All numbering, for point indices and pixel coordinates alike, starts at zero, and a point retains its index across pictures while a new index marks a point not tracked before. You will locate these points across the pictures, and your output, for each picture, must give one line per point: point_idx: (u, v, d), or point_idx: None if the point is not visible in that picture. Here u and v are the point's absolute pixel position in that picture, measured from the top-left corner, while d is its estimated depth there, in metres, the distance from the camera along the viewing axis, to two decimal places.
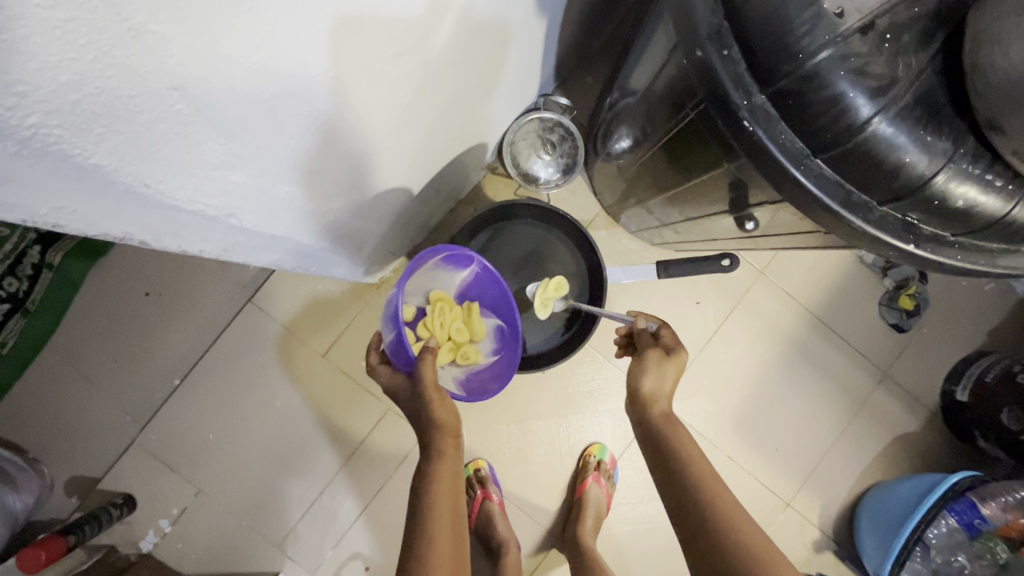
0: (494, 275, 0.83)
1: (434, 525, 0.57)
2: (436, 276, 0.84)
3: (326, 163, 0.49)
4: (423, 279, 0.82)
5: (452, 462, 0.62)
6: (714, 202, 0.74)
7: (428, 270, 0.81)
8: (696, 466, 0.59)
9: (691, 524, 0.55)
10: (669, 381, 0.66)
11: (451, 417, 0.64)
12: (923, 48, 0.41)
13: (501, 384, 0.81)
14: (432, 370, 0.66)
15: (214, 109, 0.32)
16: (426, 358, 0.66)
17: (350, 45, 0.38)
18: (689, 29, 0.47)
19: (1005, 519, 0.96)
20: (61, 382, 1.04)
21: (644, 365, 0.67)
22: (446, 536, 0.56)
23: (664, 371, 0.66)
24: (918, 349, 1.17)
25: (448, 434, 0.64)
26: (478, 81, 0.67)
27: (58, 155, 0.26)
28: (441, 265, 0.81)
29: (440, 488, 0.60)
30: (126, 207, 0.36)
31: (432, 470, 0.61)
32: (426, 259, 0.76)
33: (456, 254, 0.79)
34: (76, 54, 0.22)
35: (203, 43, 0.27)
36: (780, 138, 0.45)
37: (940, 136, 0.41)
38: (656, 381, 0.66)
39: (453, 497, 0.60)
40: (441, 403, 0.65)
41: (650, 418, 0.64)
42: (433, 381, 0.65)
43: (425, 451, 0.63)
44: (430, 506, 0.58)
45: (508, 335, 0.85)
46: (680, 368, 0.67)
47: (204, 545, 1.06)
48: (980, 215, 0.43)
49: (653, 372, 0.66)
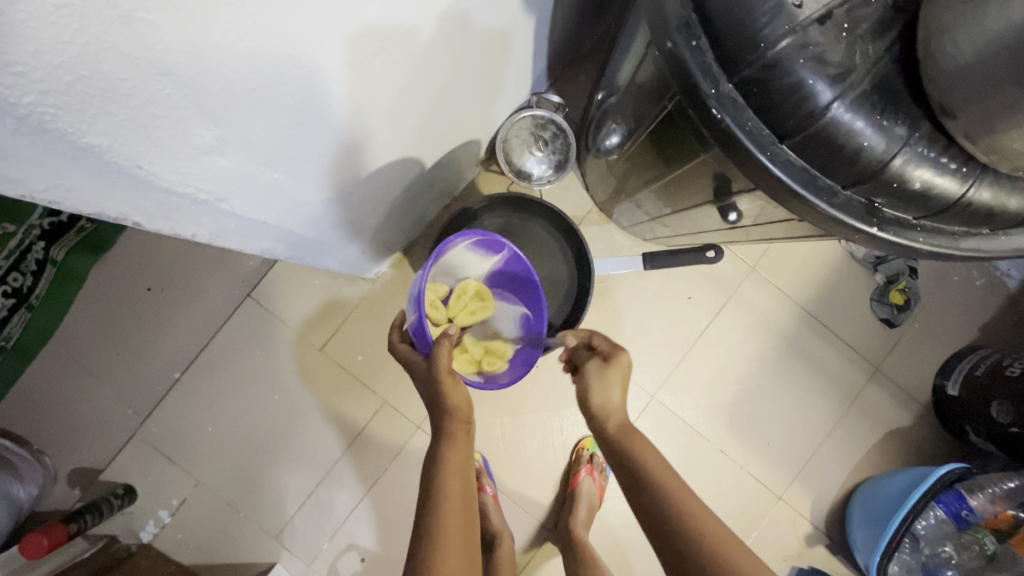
0: (523, 260, 0.84)
1: (445, 506, 0.57)
2: (467, 261, 0.86)
3: (311, 155, 0.51)
4: (453, 261, 0.84)
5: (465, 447, 0.63)
6: (699, 193, 0.76)
7: (456, 253, 0.82)
8: (653, 462, 0.60)
9: (648, 510, 0.58)
10: (616, 390, 0.66)
11: (464, 403, 0.64)
12: (879, 37, 0.44)
13: (516, 375, 0.82)
14: (448, 356, 0.66)
15: (202, 96, 0.34)
16: (443, 344, 0.66)
17: (337, 40, 0.40)
18: (659, 21, 0.48)
19: (993, 511, 0.98)
20: (65, 375, 1.06)
21: (586, 382, 0.68)
22: (457, 518, 0.57)
23: (606, 380, 0.66)
24: (909, 343, 1.18)
25: (461, 420, 0.64)
26: (468, 78, 0.70)
27: (54, 134, 0.28)
28: (470, 249, 0.83)
29: (450, 467, 0.60)
30: (119, 188, 0.38)
31: (440, 457, 0.62)
32: (456, 242, 0.78)
33: (488, 239, 0.81)
34: (70, 39, 0.24)
35: (191, 32, 0.29)
36: (747, 125, 0.46)
37: (896, 122, 0.44)
38: (602, 396, 0.66)
39: (464, 481, 0.61)
40: (454, 387, 0.65)
41: (610, 433, 0.65)
42: (448, 366, 0.65)
43: (437, 436, 0.64)
44: (440, 488, 0.59)
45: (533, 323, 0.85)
46: (624, 372, 0.67)
47: (202, 535, 1.08)
48: (937, 196, 0.45)
49: (597, 385, 0.67)
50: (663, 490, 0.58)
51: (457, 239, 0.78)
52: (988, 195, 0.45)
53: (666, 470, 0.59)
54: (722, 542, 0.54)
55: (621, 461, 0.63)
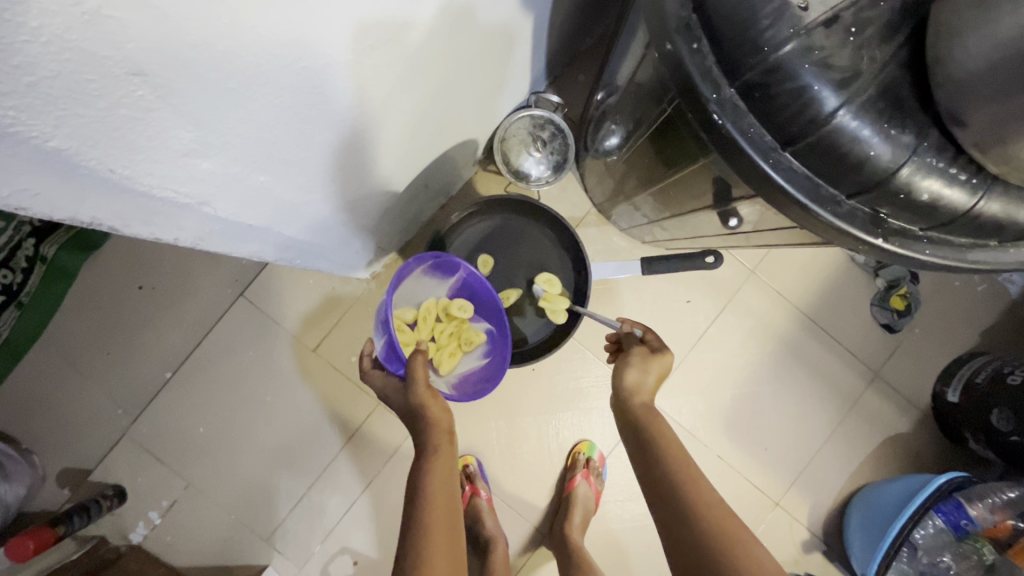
0: (480, 279, 0.82)
1: (431, 514, 0.56)
2: (424, 286, 0.84)
3: (301, 155, 0.49)
4: (409, 289, 0.81)
5: (450, 455, 0.62)
6: (699, 197, 0.74)
7: (415, 280, 0.81)
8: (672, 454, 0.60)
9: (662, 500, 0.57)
10: (651, 377, 0.69)
11: (443, 413, 0.65)
12: (887, 41, 0.43)
13: (493, 383, 0.78)
14: (423, 369, 0.68)
15: (179, 97, 0.32)
16: (417, 358, 0.69)
17: (326, 38, 0.38)
18: (659, 24, 0.47)
19: (992, 520, 0.96)
20: (55, 374, 1.05)
21: (628, 360, 0.70)
22: (442, 527, 0.55)
23: (647, 366, 0.69)
24: (909, 349, 1.17)
25: (442, 431, 0.64)
26: (465, 77, 0.69)
27: (15, 138, 0.27)
28: (428, 273, 0.82)
29: (435, 477, 0.59)
30: (93, 191, 0.36)
31: (426, 467, 0.60)
32: (412, 267, 0.76)
33: (444, 261, 0.80)
34: (28, 37, 0.23)
35: (163, 30, 0.28)
36: (748, 131, 0.45)
37: (903, 130, 0.43)
38: (638, 375, 0.68)
39: (449, 489, 0.59)
40: (433, 400, 0.66)
41: (634, 411, 0.66)
42: (426, 377, 0.68)
43: (421, 449, 0.63)
44: (424, 498, 0.57)
45: (498, 336, 0.82)
46: (664, 367, 0.70)
47: (193, 537, 1.07)
48: (944, 208, 0.44)
49: (637, 366, 0.69)
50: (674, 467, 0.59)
51: (412, 266, 0.77)
52: (998, 207, 0.44)
53: (685, 463, 0.59)
54: (719, 511, 0.54)
55: (637, 438, 0.64)
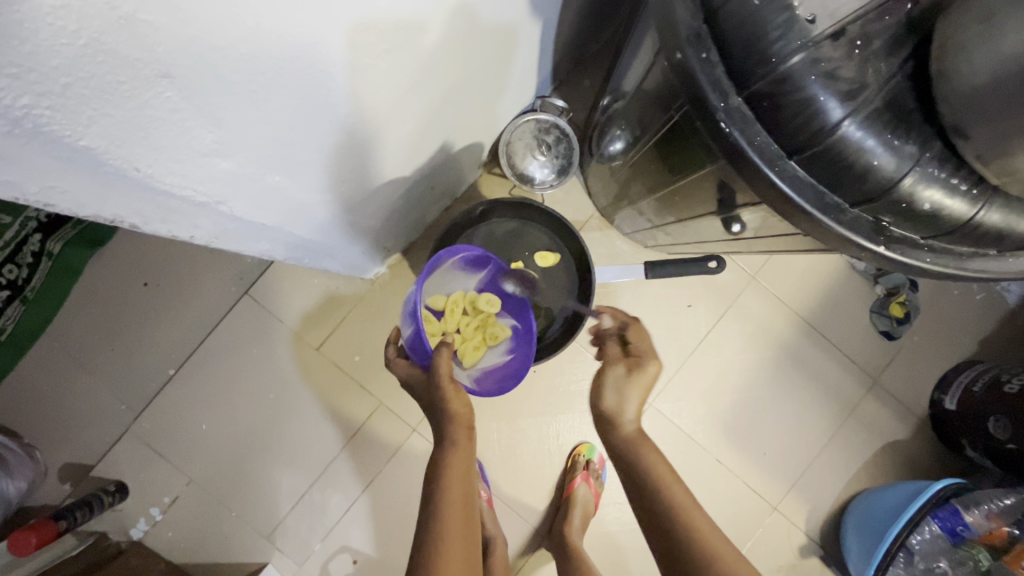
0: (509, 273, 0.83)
1: (447, 512, 0.56)
2: (454, 276, 0.85)
3: (314, 155, 0.50)
4: (440, 278, 0.82)
5: (467, 453, 0.62)
6: (703, 204, 0.75)
7: (447, 270, 0.81)
8: (661, 481, 0.61)
9: (654, 523, 0.59)
10: (632, 403, 0.67)
11: (464, 409, 0.64)
12: (892, 55, 0.44)
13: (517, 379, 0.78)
14: (447, 363, 0.67)
15: (204, 98, 0.33)
16: (442, 351, 0.67)
17: (342, 42, 0.39)
18: (669, 33, 0.47)
19: (988, 527, 0.97)
20: (58, 369, 1.05)
21: (604, 386, 0.69)
22: (457, 520, 0.56)
23: (623, 393, 0.67)
24: (907, 356, 1.18)
25: (463, 425, 0.64)
26: (474, 80, 0.70)
27: (49, 136, 0.28)
28: (459, 266, 0.82)
29: (453, 477, 0.59)
30: (116, 190, 0.37)
31: (445, 461, 0.61)
32: (445, 258, 0.76)
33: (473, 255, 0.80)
34: (68, 40, 0.24)
35: (191, 33, 0.28)
36: (756, 140, 0.46)
37: (907, 141, 0.44)
38: (616, 403, 0.68)
39: (466, 488, 0.60)
40: (456, 395, 0.65)
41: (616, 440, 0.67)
42: (448, 374, 0.66)
43: (439, 442, 0.63)
44: (441, 495, 0.58)
45: (523, 333, 0.83)
46: (644, 385, 0.68)
47: (192, 532, 1.07)
48: (945, 217, 0.45)
49: (614, 393, 0.68)
50: (653, 481, 0.61)
51: (445, 257, 0.77)
52: (998, 217, 0.45)
53: (661, 484, 0.60)
54: (702, 533, 0.56)
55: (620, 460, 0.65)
